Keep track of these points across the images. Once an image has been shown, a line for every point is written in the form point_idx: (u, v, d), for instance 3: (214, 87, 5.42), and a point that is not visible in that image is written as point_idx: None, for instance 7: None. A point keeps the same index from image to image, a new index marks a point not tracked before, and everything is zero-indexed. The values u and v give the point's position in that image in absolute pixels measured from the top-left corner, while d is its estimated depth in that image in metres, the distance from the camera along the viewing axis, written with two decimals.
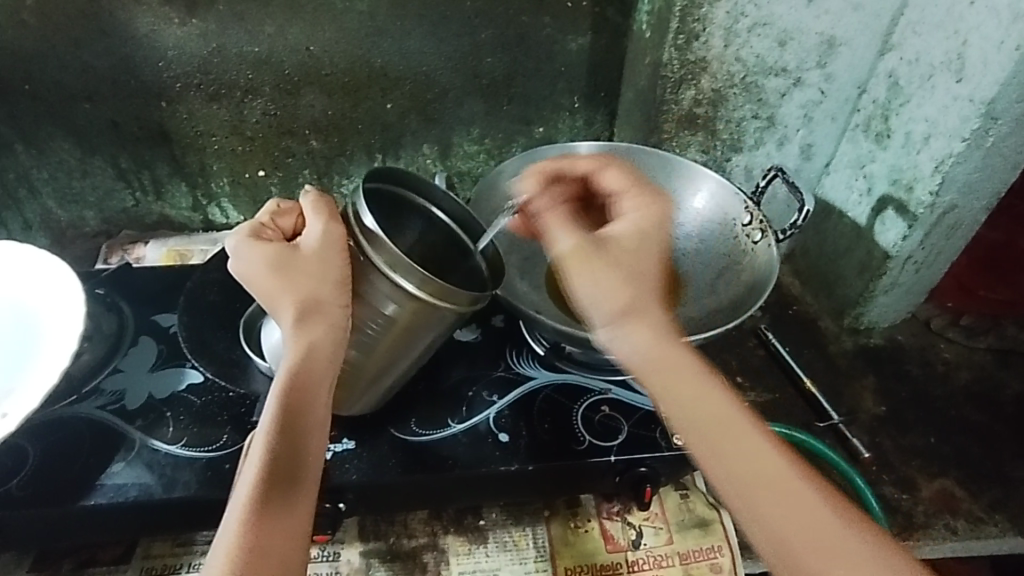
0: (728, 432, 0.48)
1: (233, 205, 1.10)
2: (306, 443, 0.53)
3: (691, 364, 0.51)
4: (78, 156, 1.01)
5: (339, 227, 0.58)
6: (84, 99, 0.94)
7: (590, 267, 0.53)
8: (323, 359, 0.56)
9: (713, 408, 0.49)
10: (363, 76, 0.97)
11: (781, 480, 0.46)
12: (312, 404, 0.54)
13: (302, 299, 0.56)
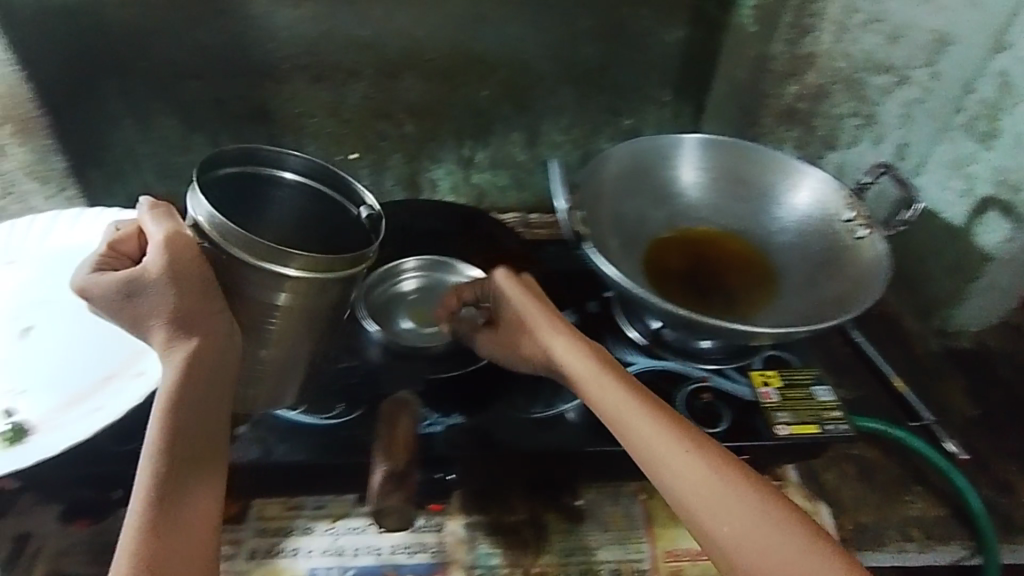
0: (658, 455, 0.54)
1: None
2: (193, 460, 0.54)
3: (624, 394, 0.59)
4: (181, 132, 1.01)
5: (181, 230, 0.57)
6: (194, 77, 0.96)
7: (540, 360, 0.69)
8: (200, 376, 0.56)
9: (648, 434, 0.56)
10: (463, 61, 0.99)
11: (715, 491, 0.51)
12: (192, 417, 0.55)
13: (167, 321, 0.56)
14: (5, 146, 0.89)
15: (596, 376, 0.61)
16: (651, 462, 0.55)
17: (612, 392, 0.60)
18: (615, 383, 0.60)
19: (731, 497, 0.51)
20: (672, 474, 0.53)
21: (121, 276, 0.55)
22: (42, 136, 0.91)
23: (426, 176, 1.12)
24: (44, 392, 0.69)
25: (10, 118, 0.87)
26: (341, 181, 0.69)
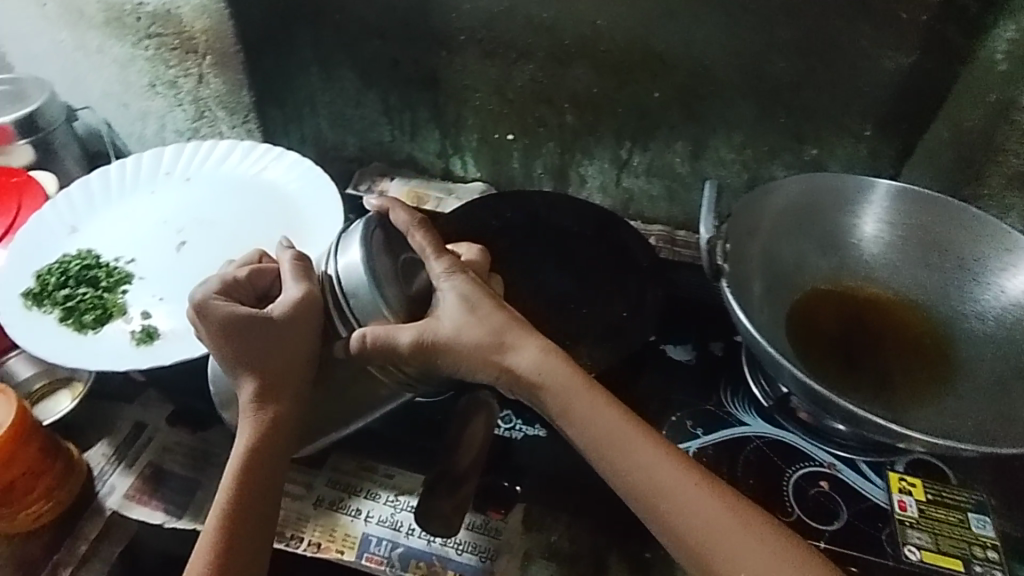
0: (670, 505, 0.55)
1: (474, 161, 1.13)
2: (262, 497, 0.60)
3: (626, 428, 0.57)
4: (358, 87, 1.08)
5: (314, 295, 0.61)
6: (378, 35, 1.00)
7: (465, 335, 0.59)
8: (278, 431, 0.61)
9: (652, 465, 0.56)
10: (639, 57, 0.92)
11: (736, 541, 0.54)
12: (267, 461, 0.61)
13: (262, 380, 0.61)
14: (205, 75, 0.94)
15: (580, 394, 0.58)
16: (655, 499, 0.56)
17: (605, 425, 0.58)
18: (611, 410, 0.59)
19: (750, 539, 0.54)
20: (684, 523, 0.55)
21: (249, 315, 0.59)
22: (234, 72, 0.93)
23: (576, 170, 1.08)
24: (180, 302, 0.75)
25: (209, 51, 0.92)
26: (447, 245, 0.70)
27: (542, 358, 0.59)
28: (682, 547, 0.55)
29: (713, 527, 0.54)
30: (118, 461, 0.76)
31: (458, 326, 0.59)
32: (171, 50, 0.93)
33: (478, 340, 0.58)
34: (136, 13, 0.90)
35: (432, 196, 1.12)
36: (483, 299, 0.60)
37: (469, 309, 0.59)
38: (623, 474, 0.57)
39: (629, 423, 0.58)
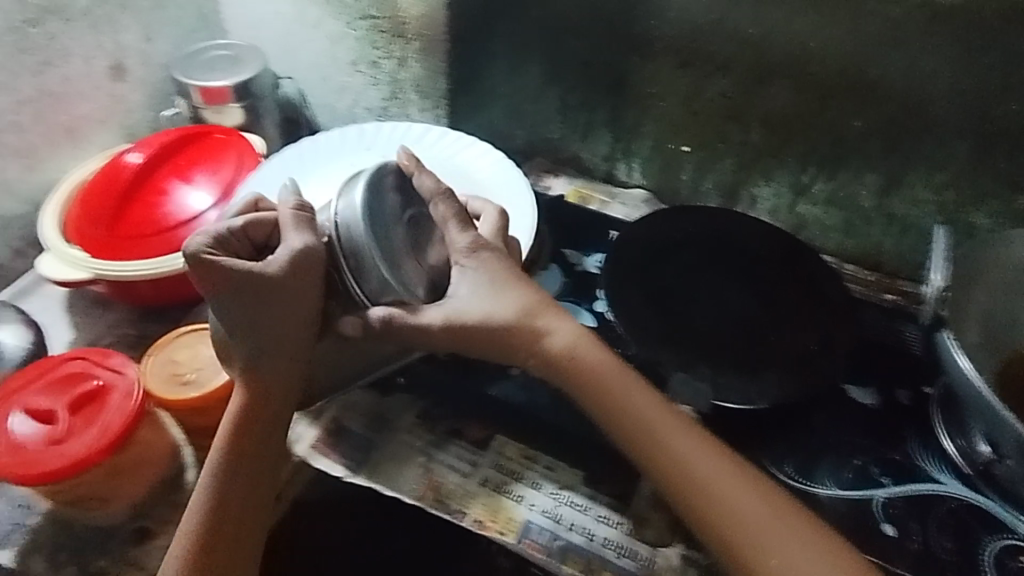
0: (710, 493, 0.63)
1: (641, 168, 1.14)
2: (258, 458, 0.67)
3: (665, 415, 0.67)
4: (541, 83, 1.11)
5: (316, 252, 0.65)
6: (574, 35, 1.02)
7: (493, 319, 0.68)
8: (271, 391, 0.67)
9: (694, 451, 0.65)
10: (848, 83, 0.88)
11: (776, 529, 0.62)
12: (263, 422, 0.67)
13: (247, 332, 0.66)
14: (407, 58, 0.98)
15: (622, 378, 0.69)
16: (691, 479, 0.64)
17: (652, 408, 0.67)
18: (652, 395, 0.68)
19: (780, 526, 0.62)
20: (724, 510, 0.63)
21: (246, 271, 0.63)
22: (436, 58, 0.96)
23: (749, 190, 1.06)
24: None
25: (418, 37, 0.95)
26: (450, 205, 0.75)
27: (583, 342, 0.70)
28: (721, 532, 0.62)
29: (746, 509, 0.63)
30: (305, 412, 0.82)
31: (481, 308, 0.68)
32: (381, 33, 0.97)
33: (508, 327, 0.68)
34: None
35: (597, 197, 1.13)
36: (507, 284, 0.70)
37: (492, 287, 0.69)
38: (660, 457, 0.65)
39: (669, 414, 0.67)
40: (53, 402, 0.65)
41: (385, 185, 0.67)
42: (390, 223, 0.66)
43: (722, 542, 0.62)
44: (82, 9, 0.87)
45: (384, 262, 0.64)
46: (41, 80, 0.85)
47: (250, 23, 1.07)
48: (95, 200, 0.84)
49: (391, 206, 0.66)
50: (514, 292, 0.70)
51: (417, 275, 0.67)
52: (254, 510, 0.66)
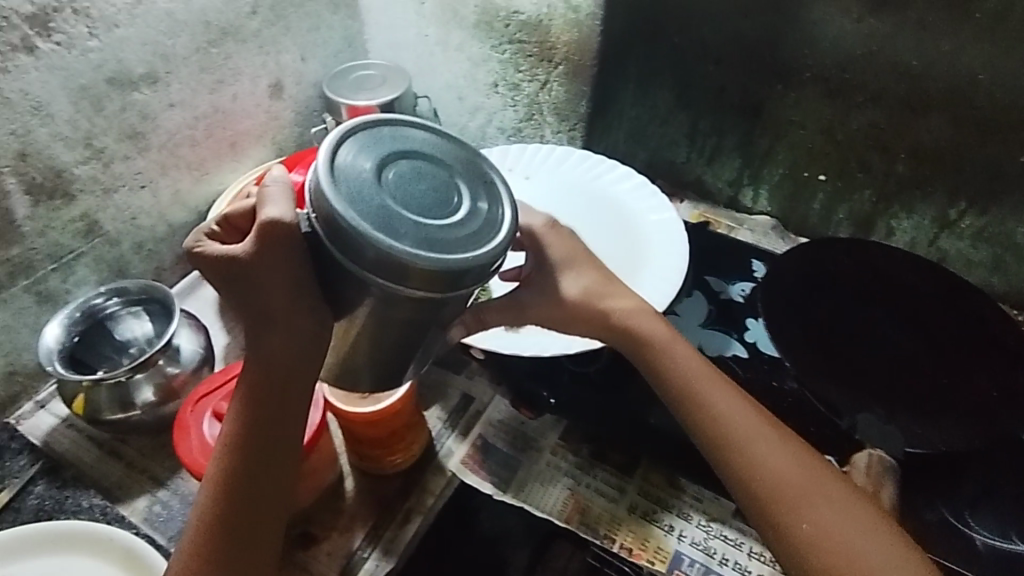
0: (745, 455, 0.64)
1: (768, 194, 1.12)
2: (235, 463, 0.60)
3: (709, 377, 0.67)
4: (671, 106, 1.10)
5: (280, 219, 0.52)
6: (714, 61, 1.02)
7: (573, 305, 0.70)
8: (262, 386, 0.60)
9: (740, 417, 0.65)
10: (1016, 117, 0.85)
11: (811, 491, 0.62)
12: (261, 420, 0.60)
13: (250, 317, 0.58)
14: (550, 82, 1.00)
15: (667, 345, 0.69)
16: (742, 446, 0.64)
17: (704, 375, 0.68)
18: (696, 362, 0.68)
19: (821, 496, 0.62)
20: (756, 470, 0.63)
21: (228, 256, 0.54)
22: (580, 82, 0.98)
23: (886, 221, 1.03)
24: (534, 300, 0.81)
25: (564, 62, 0.96)
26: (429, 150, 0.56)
27: (632, 313, 0.70)
28: (755, 493, 0.63)
29: (798, 479, 0.62)
30: (451, 427, 0.83)
31: (561, 293, 0.70)
32: (526, 57, 0.99)
33: (583, 307, 0.70)
34: (508, 20, 0.97)
35: (724, 222, 1.13)
36: (573, 260, 0.70)
37: (561, 264, 0.70)
38: (709, 426, 0.65)
39: (719, 383, 0.67)
40: None
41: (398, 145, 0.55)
42: (389, 186, 0.51)
43: (752, 502, 0.63)
44: (254, 30, 0.89)
45: (375, 223, 0.48)
46: (214, 97, 0.87)
47: (391, 43, 1.09)
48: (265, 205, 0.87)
49: (360, 169, 0.51)
50: (587, 275, 0.70)
51: (409, 230, 0.49)
52: (257, 526, 0.61)
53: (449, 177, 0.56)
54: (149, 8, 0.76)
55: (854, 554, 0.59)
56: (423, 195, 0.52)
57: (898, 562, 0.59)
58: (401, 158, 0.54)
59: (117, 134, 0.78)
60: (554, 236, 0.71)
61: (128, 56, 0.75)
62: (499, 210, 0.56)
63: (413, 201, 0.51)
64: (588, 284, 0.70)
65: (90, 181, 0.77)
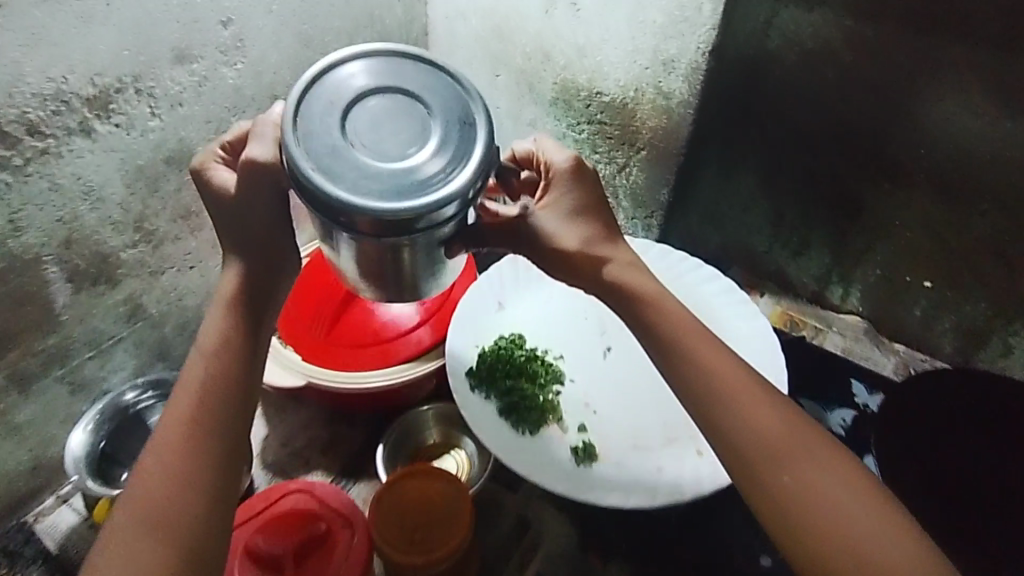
0: (727, 412, 0.55)
1: (859, 294, 1.01)
2: (201, 394, 0.54)
3: (699, 334, 0.58)
4: (755, 194, 1.01)
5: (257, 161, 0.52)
6: (810, 151, 0.92)
7: (577, 245, 0.60)
8: (242, 304, 0.57)
9: (740, 386, 0.56)
10: None
11: (799, 452, 0.53)
12: (236, 343, 0.56)
13: (241, 237, 0.56)
14: (630, 166, 0.92)
15: (655, 301, 0.60)
16: (731, 413, 0.55)
17: (699, 336, 0.58)
18: (684, 313, 0.60)
19: (831, 472, 0.53)
20: (741, 429, 0.54)
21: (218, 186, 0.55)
22: (664, 171, 0.90)
23: (1000, 336, 0.92)
24: (618, 435, 0.70)
25: (648, 148, 0.88)
26: (408, 76, 0.54)
27: (630, 261, 0.61)
28: (742, 460, 0.54)
29: (809, 453, 0.53)
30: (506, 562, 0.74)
31: (568, 236, 0.60)
32: (606, 139, 0.91)
33: (589, 253, 0.60)
34: (589, 100, 0.89)
35: (810, 322, 1.04)
36: (582, 202, 0.61)
37: (568, 205, 0.60)
38: (703, 394, 0.56)
39: (709, 342, 0.58)
40: (282, 549, 0.62)
41: (380, 90, 0.53)
42: (351, 132, 0.51)
43: (736, 463, 0.55)
44: None
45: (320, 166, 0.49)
46: None
47: None
48: (303, 310, 0.79)
49: (323, 115, 0.51)
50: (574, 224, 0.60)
51: (358, 173, 0.50)
52: (194, 467, 0.52)
53: (422, 108, 0.54)
54: (217, 83, 0.71)
55: (833, 507, 0.51)
56: (384, 133, 0.52)
57: (887, 523, 0.51)
58: (374, 99, 0.52)
59: (171, 215, 0.73)
60: (553, 171, 0.61)
61: (189, 135, 0.71)
62: (471, 149, 0.52)
63: (374, 147, 0.51)
64: (597, 219, 0.61)
65: (137, 264, 0.72)
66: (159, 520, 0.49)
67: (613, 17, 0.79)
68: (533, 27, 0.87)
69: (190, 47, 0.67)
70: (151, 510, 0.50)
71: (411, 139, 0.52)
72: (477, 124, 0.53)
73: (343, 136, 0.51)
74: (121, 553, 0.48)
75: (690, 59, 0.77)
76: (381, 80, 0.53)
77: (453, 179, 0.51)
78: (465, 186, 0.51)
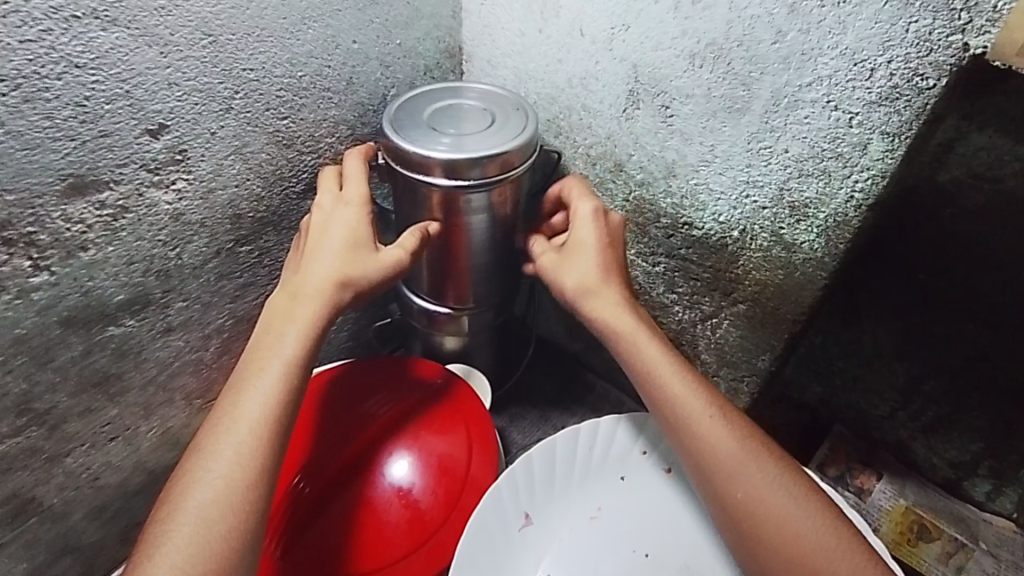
0: (689, 428, 0.51)
1: (1018, 501, 0.73)
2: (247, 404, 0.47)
3: (664, 367, 0.53)
4: (881, 350, 0.75)
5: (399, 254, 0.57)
6: (975, 316, 0.66)
7: (595, 287, 0.56)
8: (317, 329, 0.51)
9: (713, 437, 0.51)
10: None
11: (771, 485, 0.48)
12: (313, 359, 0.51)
13: (317, 266, 0.53)
14: (719, 317, 0.67)
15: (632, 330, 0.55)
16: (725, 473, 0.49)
17: (667, 378, 0.53)
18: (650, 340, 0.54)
19: (808, 507, 0.48)
20: (701, 447, 0.51)
21: (322, 230, 0.55)
22: (769, 335, 0.65)
23: None
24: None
25: (748, 303, 0.63)
26: (471, 92, 0.64)
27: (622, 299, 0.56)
28: (702, 474, 0.51)
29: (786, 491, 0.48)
30: None
31: (583, 277, 0.57)
32: (689, 280, 0.66)
33: (612, 304, 0.56)
34: (671, 231, 0.64)
35: (946, 529, 0.77)
36: (607, 245, 0.58)
37: (592, 246, 0.58)
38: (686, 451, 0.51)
39: (682, 383, 0.53)
40: None
41: (444, 96, 0.63)
42: (434, 123, 0.60)
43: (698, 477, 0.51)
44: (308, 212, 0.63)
45: (416, 139, 0.58)
46: (239, 305, 0.62)
47: None
48: (280, 501, 0.58)
49: (417, 117, 0.61)
50: (592, 253, 0.57)
51: (445, 140, 0.58)
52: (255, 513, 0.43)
53: (483, 106, 0.63)
54: (143, 215, 0.50)
55: (792, 525, 0.47)
56: (463, 122, 0.60)
57: (835, 532, 0.47)
58: (445, 105, 0.62)
59: (75, 386, 0.52)
60: (578, 215, 0.60)
61: (102, 284, 0.50)
62: (528, 121, 0.61)
63: (455, 129, 0.60)
64: (612, 261, 0.58)
65: (24, 453, 0.52)
66: (236, 527, 0.42)
67: (722, 135, 0.55)
68: (602, 127, 0.63)
69: (94, 173, 0.46)
70: (231, 508, 0.43)
71: (482, 122, 0.61)
72: (531, 112, 0.62)
73: (431, 124, 0.60)
74: (189, 551, 0.41)
75: (833, 209, 0.53)
76: (454, 97, 0.63)
77: (519, 136, 0.59)
78: (530, 143, 0.59)
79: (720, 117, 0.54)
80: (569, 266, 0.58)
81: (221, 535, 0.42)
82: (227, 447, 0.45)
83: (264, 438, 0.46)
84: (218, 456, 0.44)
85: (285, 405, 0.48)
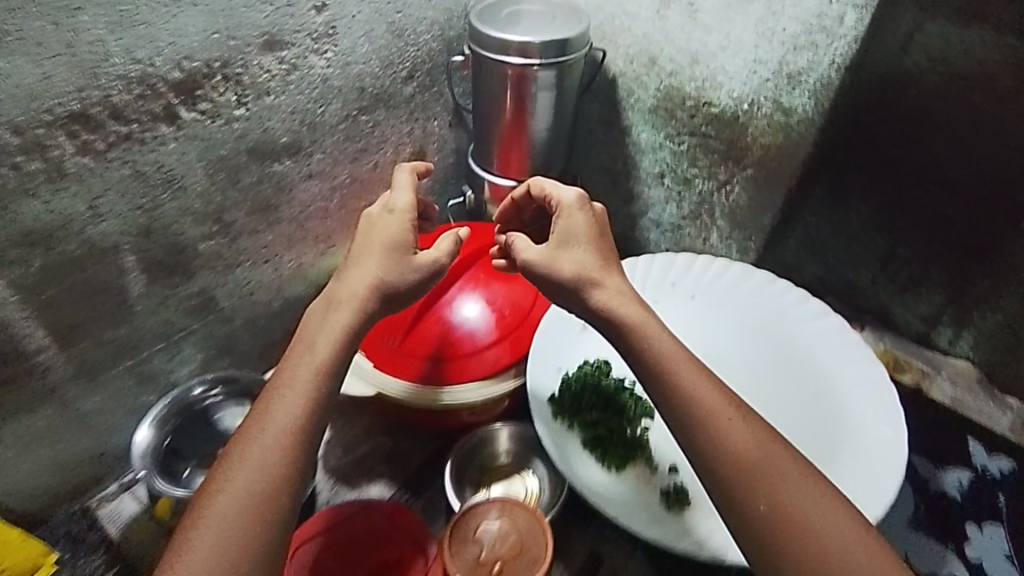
0: (708, 427, 0.52)
1: (974, 340, 0.90)
2: (273, 417, 0.50)
3: (682, 366, 0.55)
4: (864, 224, 0.92)
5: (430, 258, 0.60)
6: (934, 184, 0.83)
7: (595, 282, 0.58)
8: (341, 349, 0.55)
9: (735, 436, 0.51)
10: None
11: (795, 485, 0.49)
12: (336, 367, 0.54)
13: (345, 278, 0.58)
14: (731, 184, 0.84)
15: (641, 329, 0.56)
16: (743, 475, 0.50)
17: (684, 378, 0.54)
18: (663, 346, 0.55)
19: (828, 504, 0.49)
20: (723, 448, 0.51)
21: (361, 241, 0.60)
22: (771, 192, 0.83)
23: None
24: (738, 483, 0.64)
25: (755, 167, 0.80)
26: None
27: (635, 302, 0.58)
28: (717, 474, 0.51)
29: (811, 492, 0.49)
30: None
31: (575, 271, 0.58)
32: (709, 153, 0.83)
33: (605, 294, 0.58)
34: (694, 111, 0.81)
35: (916, 365, 0.92)
36: (597, 240, 0.60)
37: (589, 246, 0.60)
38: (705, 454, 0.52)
39: (696, 383, 0.54)
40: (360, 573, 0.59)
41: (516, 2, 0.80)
42: (508, 19, 0.77)
43: (715, 480, 0.51)
44: (407, 96, 0.80)
45: (496, 28, 0.75)
46: (355, 167, 0.79)
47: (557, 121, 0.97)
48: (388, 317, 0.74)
49: (496, 15, 0.78)
50: (585, 248, 0.60)
51: (518, 30, 0.75)
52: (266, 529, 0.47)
53: (547, 9, 0.80)
54: (304, 75, 0.67)
55: (814, 525, 0.48)
56: (531, 18, 0.78)
57: (855, 529, 0.48)
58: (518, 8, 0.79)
59: (248, 208, 0.70)
60: (562, 205, 0.62)
61: (273, 125, 0.67)
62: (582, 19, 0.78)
63: (524, 23, 0.77)
64: (612, 255, 0.60)
65: (212, 256, 0.69)
66: (250, 540, 0.46)
67: (737, 23, 0.73)
68: (640, 28, 0.80)
69: (280, 34, 0.63)
70: (243, 523, 0.46)
71: (546, 19, 0.78)
72: (584, 14, 0.79)
73: (506, 19, 0.77)
74: (207, 557, 0.45)
75: (820, 74, 0.71)
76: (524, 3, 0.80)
77: (575, 29, 0.76)
78: (584, 35, 0.76)
79: (736, 8, 0.72)
80: (562, 259, 0.59)
81: (234, 547, 0.45)
82: (249, 463, 0.48)
83: (289, 450, 0.49)
84: (241, 465, 0.48)
85: (311, 416, 0.51)
